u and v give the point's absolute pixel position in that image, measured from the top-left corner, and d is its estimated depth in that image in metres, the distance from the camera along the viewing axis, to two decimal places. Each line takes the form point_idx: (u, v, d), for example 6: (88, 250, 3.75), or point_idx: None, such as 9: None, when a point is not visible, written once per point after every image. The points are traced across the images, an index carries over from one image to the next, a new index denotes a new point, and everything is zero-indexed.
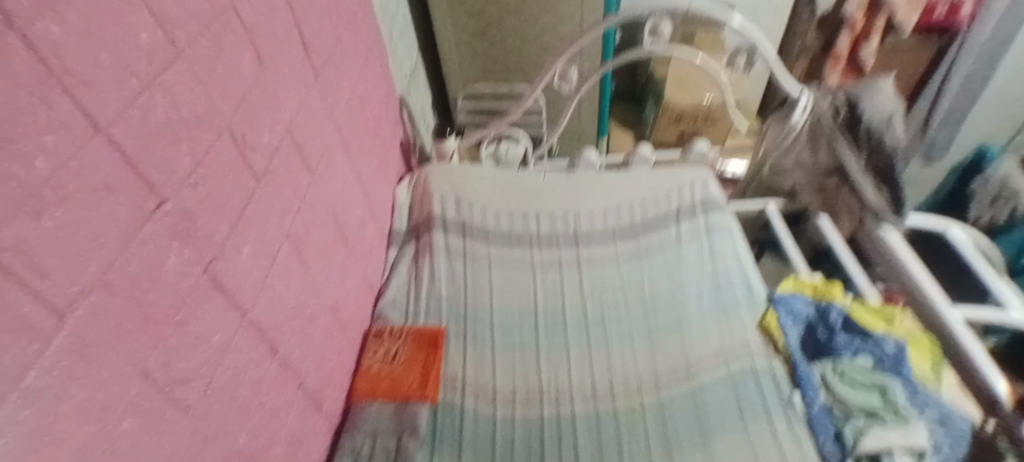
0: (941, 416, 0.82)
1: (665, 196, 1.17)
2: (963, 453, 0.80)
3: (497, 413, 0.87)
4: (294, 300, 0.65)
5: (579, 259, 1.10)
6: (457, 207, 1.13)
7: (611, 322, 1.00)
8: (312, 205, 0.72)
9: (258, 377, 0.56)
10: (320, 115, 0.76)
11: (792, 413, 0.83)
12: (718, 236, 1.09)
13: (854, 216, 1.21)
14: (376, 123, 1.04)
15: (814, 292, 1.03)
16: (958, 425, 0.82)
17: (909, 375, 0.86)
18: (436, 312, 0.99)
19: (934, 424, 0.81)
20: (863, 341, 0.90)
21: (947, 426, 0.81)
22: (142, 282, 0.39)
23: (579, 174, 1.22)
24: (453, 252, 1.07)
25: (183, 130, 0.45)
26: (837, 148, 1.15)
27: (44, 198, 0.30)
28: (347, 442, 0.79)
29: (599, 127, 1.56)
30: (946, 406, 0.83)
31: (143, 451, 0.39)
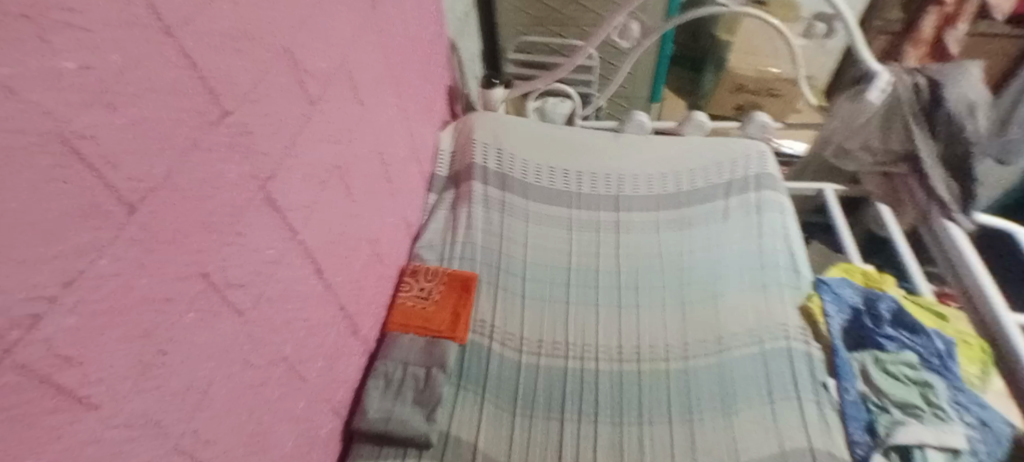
0: (982, 420, 0.79)
1: (716, 166, 1.13)
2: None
3: (522, 362, 0.89)
4: (339, 229, 0.67)
5: (619, 222, 1.08)
6: (499, 159, 1.12)
7: (645, 288, 0.99)
8: (361, 137, 0.72)
9: (303, 297, 0.58)
10: (373, 47, 0.75)
11: (823, 398, 0.81)
12: (767, 213, 1.05)
13: (918, 208, 1.14)
14: (426, 64, 1.03)
15: (864, 280, 0.99)
16: (1000, 432, 0.78)
17: (954, 376, 0.83)
18: (470, 260, 1.00)
19: (973, 427, 0.78)
20: (909, 336, 0.86)
21: (988, 432, 0.78)
22: (205, 189, 0.41)
23: (629, 137, 1.19)
24: (491, 203, 1.07)
25: (246, 43, 0.45)
26: (911, 133, 1.09)
27: (117, 92, 0.31)
28: (379, 368, 0.81)
29: (652, 92, 1.51)
30: (989, 411, 0.80)
31: (200, 349, 0.42)
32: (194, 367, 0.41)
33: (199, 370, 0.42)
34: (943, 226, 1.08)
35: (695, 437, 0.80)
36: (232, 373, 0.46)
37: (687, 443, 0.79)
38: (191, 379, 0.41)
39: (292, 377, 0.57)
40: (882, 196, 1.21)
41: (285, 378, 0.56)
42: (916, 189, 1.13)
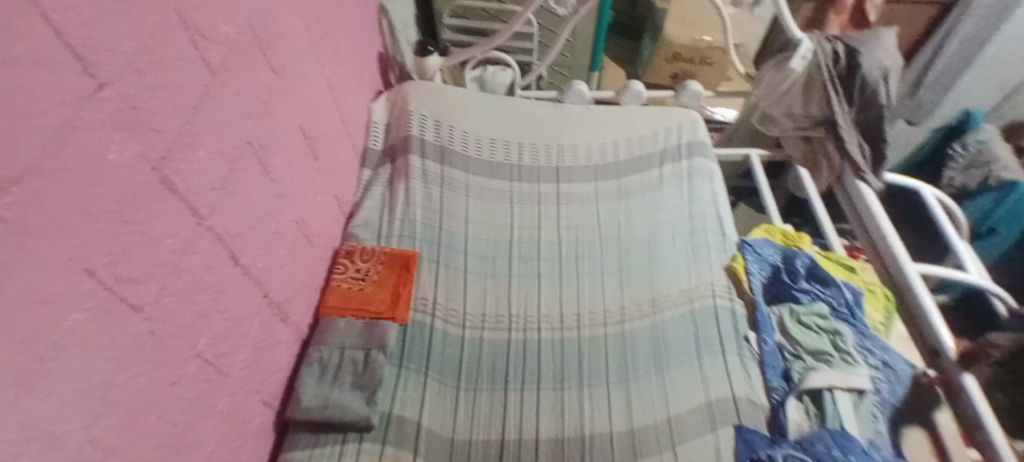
0: (885, 363, 0.87)
1: (651, 134, 1.15)
2: (899, 396, 0.86)
3: (464, 337, 0.89)
4: (258, 211, 0.63)
5: (559, 193, 1.09)
6: (437, 131, 1.09)
7: (584, 257, 1.01)
8: (277, 111, 0.68)
9: (218, 285, 0.55)
10: (288, 14, 0.70)
11: (746, 351, 0.87)
12: (699, 180, 1.09)
13: (834, 170, 1.21)
14: (352, 32, 0.98)
15: (783, 239, 1.05)
16: (901, 371, 0.87)
17: (861, 323, 0.90)
18: (409, 237, 0.98)
19: (878, 369, 0.86)
20: (821, 290, 0.93)
21: (889, 372, 0.86)
22: (82, 173, 0.37)
23: (566, 105, 1.19)
24: (429, 177, 1.05)
25: (125, 8, 0.40)
26: (829, 99, 1.14)
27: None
28: (314, 354, 0.79)
29: (592, 60, 1.50)
30: (892, 354, 0.88)
31: (89, 348, 0.39)
32: (83, 368, 0.38)
33: (90, 370, 0.39)
34: (855, 186, 1.17)
35: (631, 397, 0.83)
36: (135, 372, 0.44)
37: (623, 403, 0.83)
38: (86, 382, 0.39)
39: (210, 369, 0.55)
40: (802, 160, 1.27)
41: (202, 371, 0.53)
42: (832, 152, 1.19)
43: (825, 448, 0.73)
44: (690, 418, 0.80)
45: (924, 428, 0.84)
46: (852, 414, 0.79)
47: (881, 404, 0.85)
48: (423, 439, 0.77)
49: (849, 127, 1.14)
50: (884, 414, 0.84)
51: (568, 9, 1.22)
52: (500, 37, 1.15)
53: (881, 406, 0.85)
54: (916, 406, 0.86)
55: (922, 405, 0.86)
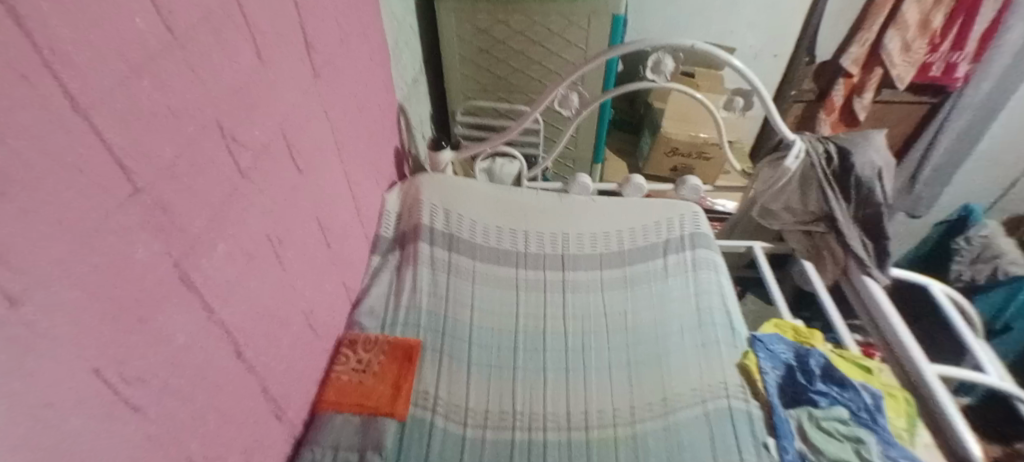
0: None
1: (655, 225, 1.17)
2: None
3: (466, 436, 0.85)
4: (267, 303, 0.63)
5: (565, 282, 1.09)
6: (445, 220, 1.11)
7: (591, 349, 0.99)
8: (297, 204, 0.70)
9: (219, 380, 0.54)
10: (316, 115, 0.75)
11: (766, 459, 0.82)
12: (703, 271, 1.09)
13: (839, 264, 1.21)
14: (372, 128, 1.03)
15: (795, 336, 1.03)
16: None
17: (885, 429, 0.85)
18: (414, 327, 0.97)
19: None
20: (840, 392, 0.89)
21: None
22: (105, 273, 0.37)
23: (571, 196, 1.22)
24: (437, 266, 1.05)
25: (170, 117, 0.43)
26: (825, 194, 1.17)
27: (12, 178, 0.29)
28: (306, 455, 0.76)
29: (596, 153, 1.56)
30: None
31: (82, 454, 0.37)
32: None
33: None
34: (862, 281, 1.17)
35: None
36: None
37: None
38: None
39: None
40: (805, 252, 1.27)
41: None
42: (835, 246, 1.20)
43: None
44: None
45: None
46: None
47: None
48: None
49: (848, 222, 1.16)
50: None
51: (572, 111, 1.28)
52: (509, 133, 1.20)
53: None
54: None
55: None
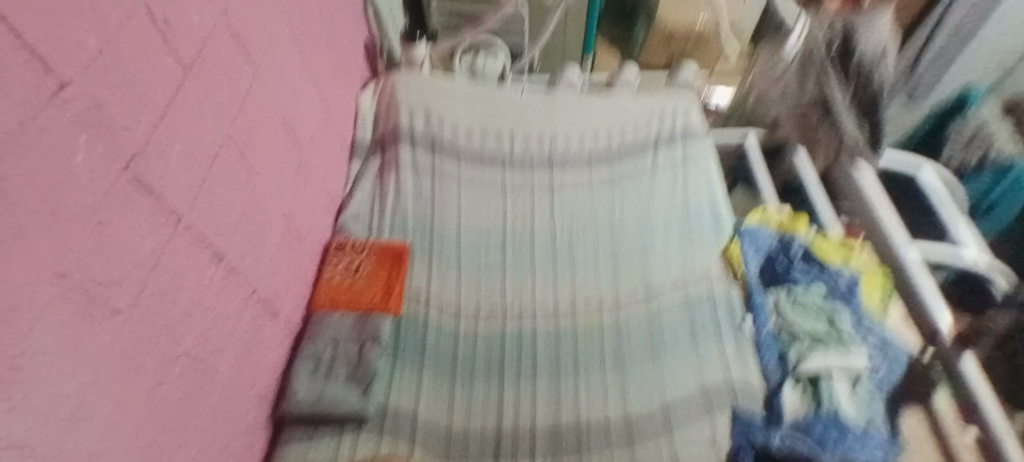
0: (882, 341, 0.87)
1: (645, 120, 1.14)
2: (897, 376, 0.84)
3: (459, 331, 0.88)
4: (242, 208, 0.63)
5: (552, 181, 1.08)
6: (427, 120, 1.07)
7: (578, 246, 1.00)
8: (257, 103, 0.67)
9: (201, 285, 0.55)
10: (265, 2, 0.69)
11: (741, 334, 0.86)
12: (693, 166, 1.08)
13: (831, 151, 1.20)
14: (333, 21, 0.95)
15: (779, 224, 1.04)
16: (896, 354, 0.86)
17: (858, 303, 0.90)
18: (401, 231, 0.97)
19: (873, 348, 0.86)
20: (820, 271, 0.93)
21: (886, 352, 0.86)
22: (46, 178, 0.36)
23: (560, 92, 1.18)
24: (420, 168, 1.03)
25: (87, 3, 0.39)
26: (825, 78, 1.13)
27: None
28: (307, 349, 0.79)
29: (585, 45, 1.49)
30: (888, 335, 0.88)
31: (66, 356, 0.38)
32: (61, 377, 0.38)
33: (69, 378, 0.38)
34: (853, 167, 1.17)
35: (627, 385, 0.83)
36: (114, 377, 0.43)
37: (620, 391, 0.83)
38: (63, 392, 0.38)
39: (196, 371, 0.54)
40: (801, 139, 1.23)
41: (187, 373, 0.53)
42: (829, 133, 1.17)
43: (824, 432, 0.75)
44: (683, 404, 0.80)
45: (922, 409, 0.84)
46: (848, 397, 0.79)
47: (880, 385, 0.83)
48: (420, 430, 0.77)
49: (846, 108, 1.12)
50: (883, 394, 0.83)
51: None
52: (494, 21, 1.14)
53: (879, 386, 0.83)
54: (916, 386, 0.84)
55: (921, 387, 0.84)
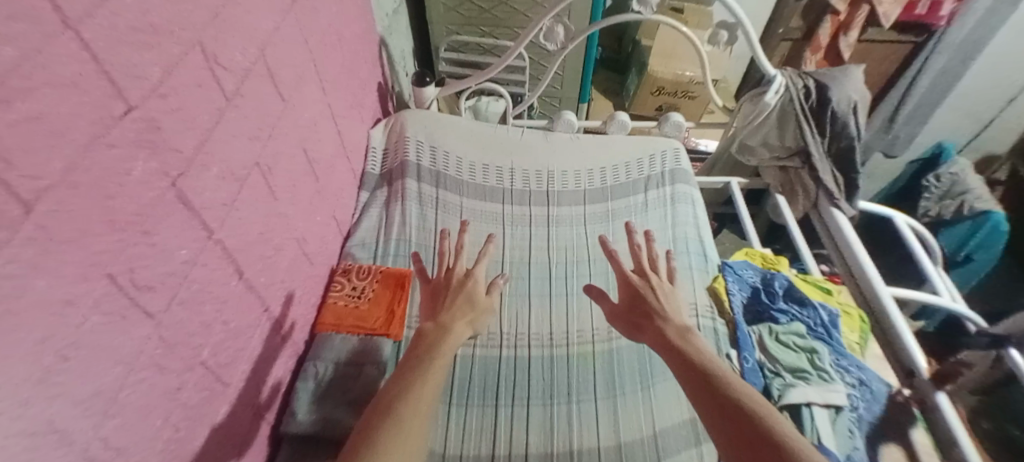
0: (861, 381, 0.96)
1: (637, 162, 1.25)
2: (875, 413, 0.95)
3: (474, 355, 0.95)
4: (262, 228, 0.67)
5: (549, 216, 1.15)
6: (432, 157, 1.14)
7: (573, 277, 1.07)
8: (283, 132, 0.72)
9: (223, 296, 0.58)
10: (296, 42, 0.75)
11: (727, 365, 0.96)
12: (681, 205, 1.19)
13: (810, 197, 1.29)
14: (353, 61, 1.02)
15: (763, 262, 1.19)
16: (875, 389, 0.96)
17: (837, 342, 1.01)
18: (404, 257, 0.99)
19: (854, 386, 0.95)
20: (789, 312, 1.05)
21: (865, 390, 0.95)
22: (109, 187, 0.40)
23: (555, 134, 1.27)
24: (425, 201, 1.08)
25: (153, 37, 0.44)
26: (802, 131, 1.21)
27: (8, 86, 0.31)
28: (309, 370, 0.79)
29: (581, 93, 1.58)
30: (867, 373, 0.97)
31: (103, 352, 0.41)
32: (97, 370, 0.41)
33: (104, 373, 0.41)
34: (829, 213, 1.25)
35: (616, 411, 0.90)
36: (143, 376, 0.46)
37: (611, 418, 0.90)
38: (98, 386, 0.41)
39: (210, 380, 0.57)
40: (779, 187, 1.35)
41: (204, 382, 0.55)
42: (807, 179, 1.26)
43: None
44: (673, 430, 0.88)
45: (900, 445, 0.93)
46: (829, 426, 0.88)
47: (859, 420, 0.93)
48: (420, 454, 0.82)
49: (821, 157, 1.21)
50: (861, 430, 0.93)
51: (557, 45, 1.27)
52: (492, 70, 1.20)
53: (859, 423, 0.93)
54: (894, 422, 0.96)
55: (896, 424, 0.95)
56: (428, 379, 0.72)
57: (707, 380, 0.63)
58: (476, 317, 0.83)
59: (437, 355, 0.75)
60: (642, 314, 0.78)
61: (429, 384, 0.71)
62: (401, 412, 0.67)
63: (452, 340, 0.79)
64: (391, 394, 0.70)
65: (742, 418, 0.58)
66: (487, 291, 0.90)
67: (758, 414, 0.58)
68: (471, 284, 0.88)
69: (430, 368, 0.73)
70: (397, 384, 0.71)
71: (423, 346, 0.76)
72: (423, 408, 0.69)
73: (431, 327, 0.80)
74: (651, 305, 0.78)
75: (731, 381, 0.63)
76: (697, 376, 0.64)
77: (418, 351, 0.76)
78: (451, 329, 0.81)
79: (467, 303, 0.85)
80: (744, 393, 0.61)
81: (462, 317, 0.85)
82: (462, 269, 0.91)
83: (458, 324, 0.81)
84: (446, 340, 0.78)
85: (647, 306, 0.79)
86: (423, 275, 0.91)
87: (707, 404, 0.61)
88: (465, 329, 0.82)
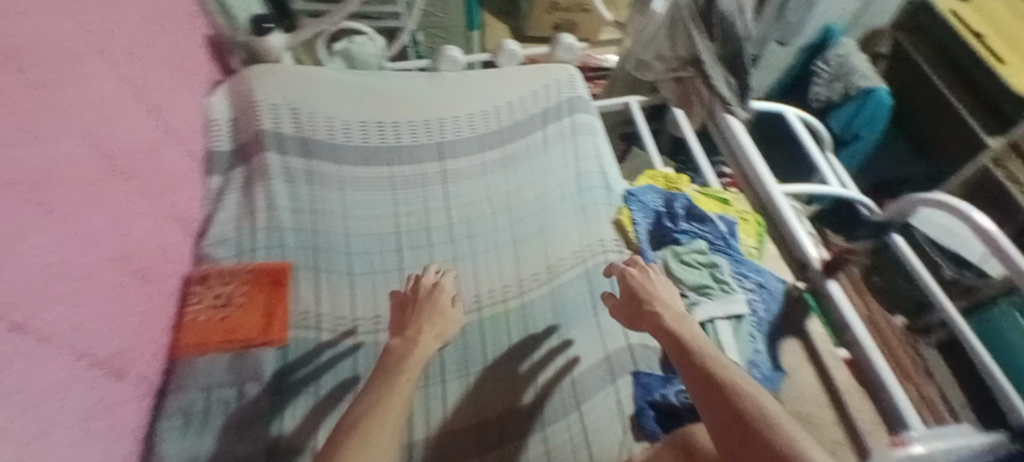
0: (760, 284, 1.01)
1: (532, 95, 1.16)
2: (773, 312, 0.99)
3: (356, 345, 0.81)
4: (45, 263, 0.55)
5: (444, 172, 1.06)
6: (295, 121, 0.98)
7: (477, 235, 1.01)
8: (46, 130, 0.58)
9: (2, 362, 0.48)
10: (42, 11, 0.58)
11: None
12: (581, 137, 1.14)
13: (706, 106, 1.25)
14: (155, 19, 0.83)
15: (666, 183, 1.18)
16: (773, 288, 1.01)
17: (735, 251, 1.04)
18: (278, 248, 0.86)
19: (754, 291, 1.00)
20: (696, 229, 1.05)
21: (764, 291, 1.00)
22: None
23: (442, 74, 1.15)
24: (295, 177, 0.94)
25: None
26: (693, 38, 1.16)
27: None
28: (172, 404, 0.69)
29: (469, 18, 1.43)
30: (765, 275, 1.02)
31: None
32: None
33: None
34: (726, 120, 1.21)
35: (534, 364, 0.89)
36: None
37: (528, 373, 0.88)
38: None
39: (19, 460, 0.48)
40: (676, 100, 1.31)
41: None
42: (701, 88, 1.23)
43: None
44: (590, 372, 0.88)
45: (797, 337, 0.98)
46: (732, 336, 0.92)
47: (760, 321, 0.98)
48: None
49: (712, 63, 1.17)
50: (763, 329, 0.97)
51: None
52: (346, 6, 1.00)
53: (760, 323, 0.98)
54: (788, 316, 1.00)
55: (791, 318, 1.00)
56: (393, 394, 0.64)
57: (718, 387, 0.57)
58: (447, 329, 0.73)
59: (403, 371, 0.67)
60: (641, 311, 0.76)
61: (399, 396, 0.64)
62: (367, 429, 0.59)
63: (420, 354, 0.71)
64: (359, 412, 0.61)
65: (747, 429, 0.51)
66: (452, 302, 0.78)
67: (763, 424, 0.51)
68: (441, 295, 0.79)
69: (396, 383, 0.65)
70: (366, 398, 0.64)
71: (395, 359, 0.69)
72: (392, 424, 0.61)
73: (398, 341, 0.72)
74: (651, 302, 0.76)
75: (739, 387, 0.56)
76: (705, 382, 0.58)
77: (386, 369, 0.68)
78: (420, 345, 0.72)
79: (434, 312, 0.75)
80: (751, 399, 0.54)
81: (433, 329, 0.76)
82: (433, 276, 0.82)
83: (424, 338, 0.73)
84: (414, 354, 0.70)
85: (648, 302, 0.76)
86: (399, 294, 0.82)
87: (712, 415, 0.55)
88: (433, 343, 0.73)
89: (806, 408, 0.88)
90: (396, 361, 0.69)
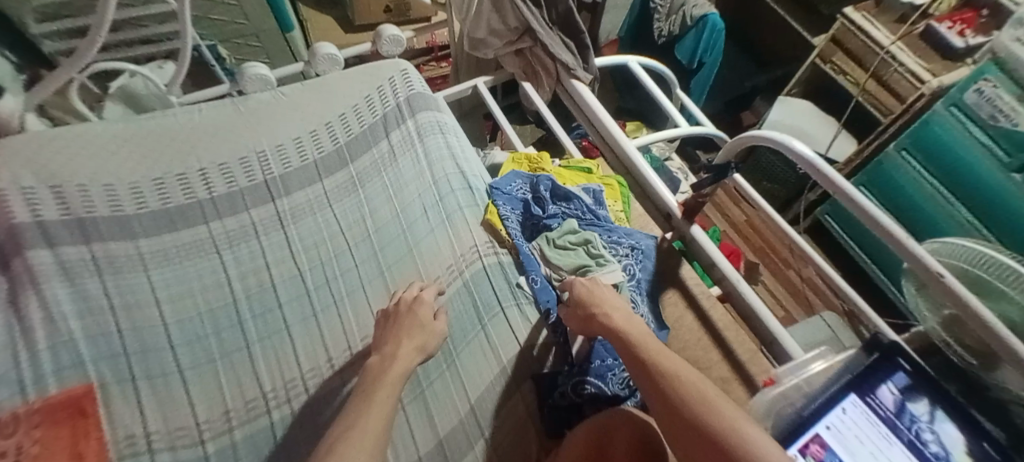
0: (633, 247, 0.98)
1: (366, 102, 1.03)
2: (650, 270, 0.98)
3: (206, 454, 0.71)
4: None
5: (280, 213, 0.91)
6: (61, 202, 0.78)
7: (337, 277, 0.89)
8: None
9: None
10: None
11: (520, 296, 0.92)
12: (429, 138, 1.04)
13: (552, 75, 1.19)
14: None
15: (529, 166, 1.11)
16: (646, 247, 0.99)
17: (604, 222, 1.00)
18: (74, 368, 0.71)
19: (628, 256, 0.96)
20: (564, 209, 1.01)
21: (638, 253, 0.98)
22: None
23: (254, 95, 0.97)
24: (75, 273, 0.76)
25: None
26: (519, 8, 1.08)
27: None
28: None
29: (279, 19, 1.21)
30: (635, 237, 0.99)
31: None
32: None
33: None
34: (572, 85, 1.16)
35: (428, 402, 0.82)
36: None
37: (422, 411, 0.81)
38: None
39: None
40: (523, 74, 1.24)
41: None
42: (543, 58, 1.17)
43: (601, 361, 0.81)
44: (487, 394, 0.83)
45: (677, 289, 0.99)
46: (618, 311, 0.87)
47: (639, 282, 0.95)
48: None
49: (546, 30, 1.12)
50: (644, 289, 0.95)
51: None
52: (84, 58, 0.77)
53: (640, 283, 0.95)
54: (663, 274, 1.01)
55: (666, 275, 1.01)
56: (370, 414, 0.62)
57: (666, 378, 0.55)
58: (426, 343, 0.76)
59: (380, 388, 0.67)
60: (590, 315, 0.72)
61: (372, 414, 0.62)
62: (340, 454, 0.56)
63: (401, 369, 0.72)
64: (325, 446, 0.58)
65: (686, 416, 0.50)
66: (434, 315, 0.81)
67: (701, 409, 0.49)
68: (424, 307, 0.81)
69: (374, 401, 0.64)
70: (337, 427, 0.61)
71: (371, 378, 0.69)
72: (370, 445, 0.58)
73: (376, 359, 0.73)
74: (599, 305, 0.72)
75: (683, 377, 0.54)
76: (655, 375, 0.56)
77: (362, 386, 0.68)
78: (400, 357, 0.73)
79: (417, 326, 0.78)
80: (696, 386, 0.52)
81: (413, 340, 0.76)
82: (415, 290, 0.84)
83: (404, 351, 0.74)
84: (393, 370, 0.71)
85: (596, 306, 0.72)
86: (384, 310, 0.82)
87: (661, 407, 0.53)
88: (413, 356, 0.74)
89: (694, 354, 0.90)
90: (371, 379, 0.69)
